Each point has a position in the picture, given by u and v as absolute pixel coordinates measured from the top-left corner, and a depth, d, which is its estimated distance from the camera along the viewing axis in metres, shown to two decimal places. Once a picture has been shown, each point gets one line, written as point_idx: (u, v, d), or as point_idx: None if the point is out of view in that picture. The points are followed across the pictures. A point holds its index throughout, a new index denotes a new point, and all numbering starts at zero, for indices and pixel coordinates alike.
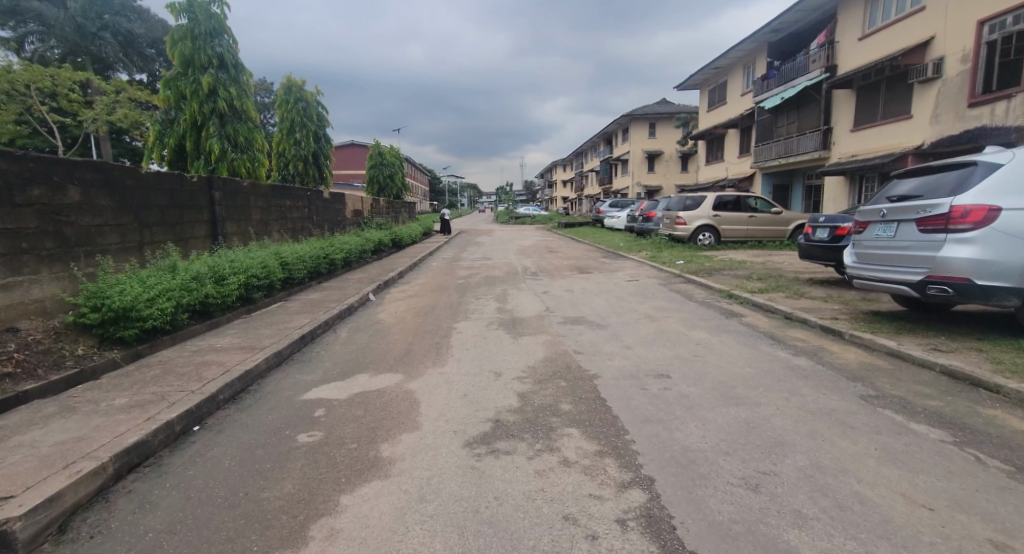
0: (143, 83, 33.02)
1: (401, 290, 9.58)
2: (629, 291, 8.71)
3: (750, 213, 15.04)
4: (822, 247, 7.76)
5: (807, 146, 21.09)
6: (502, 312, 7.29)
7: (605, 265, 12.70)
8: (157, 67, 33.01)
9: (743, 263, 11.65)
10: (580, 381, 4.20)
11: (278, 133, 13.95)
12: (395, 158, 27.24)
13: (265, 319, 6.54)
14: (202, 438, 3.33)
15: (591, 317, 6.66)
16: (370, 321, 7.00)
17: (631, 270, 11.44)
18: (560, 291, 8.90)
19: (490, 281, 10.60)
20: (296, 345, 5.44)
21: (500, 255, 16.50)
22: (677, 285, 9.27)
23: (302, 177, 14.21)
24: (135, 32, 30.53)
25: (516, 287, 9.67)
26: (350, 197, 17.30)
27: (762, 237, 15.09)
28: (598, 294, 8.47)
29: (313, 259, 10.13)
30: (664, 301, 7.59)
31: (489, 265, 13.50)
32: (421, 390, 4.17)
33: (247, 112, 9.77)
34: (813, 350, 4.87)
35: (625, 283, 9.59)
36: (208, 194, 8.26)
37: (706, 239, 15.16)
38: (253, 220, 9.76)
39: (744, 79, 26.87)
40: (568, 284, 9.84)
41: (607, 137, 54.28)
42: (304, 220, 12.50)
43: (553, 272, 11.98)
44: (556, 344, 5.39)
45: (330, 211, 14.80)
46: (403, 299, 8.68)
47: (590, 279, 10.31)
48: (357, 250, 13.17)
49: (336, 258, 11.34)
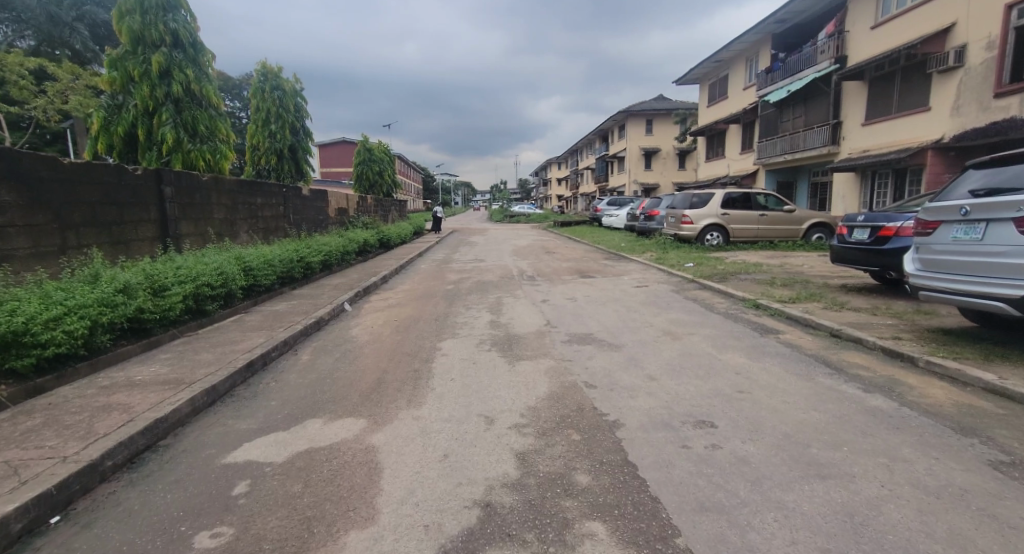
0: None
1: (383, 298, 8.53)
2: (640, 300, 7.69)
3: (760, 211, 14.09)
4: (861, 249, 6.83)
5: (814, 141, 20.21)
6: (496, 326, 6.27)
7: (608, 268, 11.72)
8: None
9: (759, 266, 10.70)
10: (598, 434, 3.17)
11: (253, 124, 12.89)
12: (384, 153, 26.10)
13: (212, 339, 5.46)
14: (52, 542, 2.25)
15: (600, 334, 5.65)
16: (341, 339, 5.95)
17: (637, 274, 10.46)
18: (561, 300, 7.88)
19: (483, 287, 9.57)
20: (239, 375, 4.37)
21: (494, 256, 15.47)
22: (693, 292, 8.27)
23: (277, 172, 13.13)
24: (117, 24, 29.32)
25: (512, 295, 8.65)
26: (333, 194, 16.20)
27: (774, 237, 14.15)
28: (606, 304, 7.45)
29: (284, 262, 9.07)
30: (683, 313, 6.59)
31: (481, 269, 12.44)
32: (385, 448, 3.12)
33: (207, 97, 8.68)
34: (886, 383, 3.87)
35: (633, 290, 8.58)
36: (156, 190, 7.17)
37: (714, 239, 14.22)
38: (214, 220, 8.67)
39: (747, 73, 25.98)
40: (571, 291, 8.83)
41: (603, 134, 53.28)
42: (278, 219, 11.42)
43: (552, 276, 10.96)
44: (562, 374, 4.36)
45: (311, 209, 13.70)
46: (383, 310, 7.62)
47: (594, 285, 9.30)
48: (337, 252, 12.11)
49: (312, 261, 10.28)
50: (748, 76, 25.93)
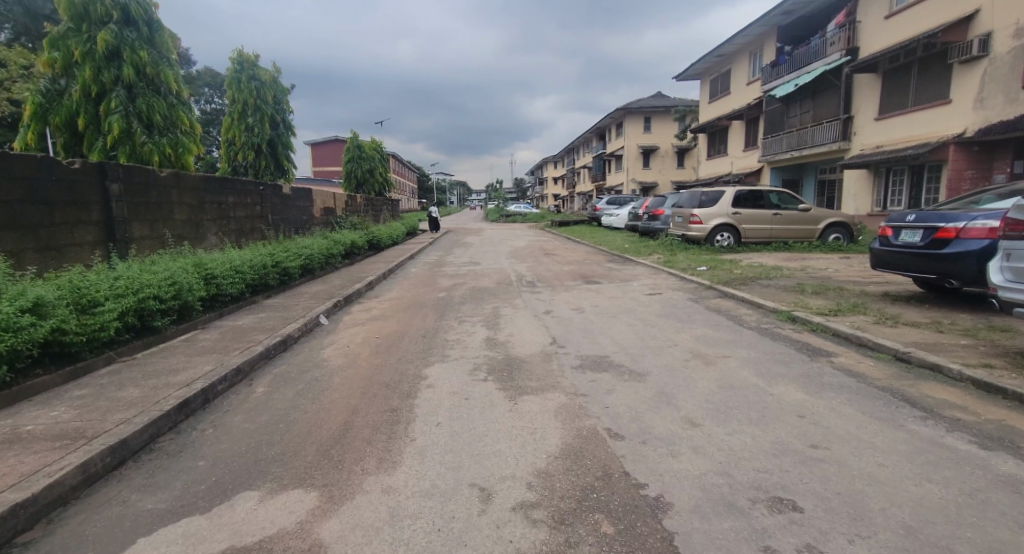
0: None
1: (366, 310, 7.58)
2: (655, 311, 6.76)
3: (773, 210, 13.23)
4: (911, 254, 5.98)
5: (824, 137, 19.39)
6: (492, 346, 5.34)
7: (614, 272, 10.81)
8: None
9: (778, 270, 9.85)
10: (640, 526, 2.24)
11: (228, 117, 11.90)
12: (375, 151, 25.09)
13: (148, 366, 4.49)
14: None
15: (617, 358, 4.72)
16: (307, 364, 4.99)
17: (647, 280, 9.57)
18: (566, 312, 6.96)
19: (478, 295, 8.65)
20: (164, 419, 3.39)
21: (490, 258, 14.56)
22: (713, 302, 7.35)
23: (255, 168, 12.15)
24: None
25: (510, 304, 7.72)
26: (319, 194, 15.24)
27: (788, 237, 13.28)
28: (617, 317, 6.53)
29: (255, 269, 8.12)
30: (709, 328, 5.68)
31: (476, 273, 11.51)
32: (336, 549, 2.18)
33: (166, 84, 7.72)
34: (1000, 432, 2.97)
35: (645, 299, 7.66)
36: (100, 187, 6.20)
37: (724, 240, 13.35)
38: (174, 221, 7.69)
39: (750, 67, 25.19)
40: (576, 299, 7.91)
41: (601, 133, 52.42)
42: (253, 220, 10.45)
43: (553, 282, 10.04)
44: (577, 419, 3.43)
45: (291, 209, 12.72)
46: (363, 324, 6.67)
47: (600, 293, 8.40)
48: (319, 255, 11.17)
49: (289, 267, 9.33)
50: (752, 70, 25.13)
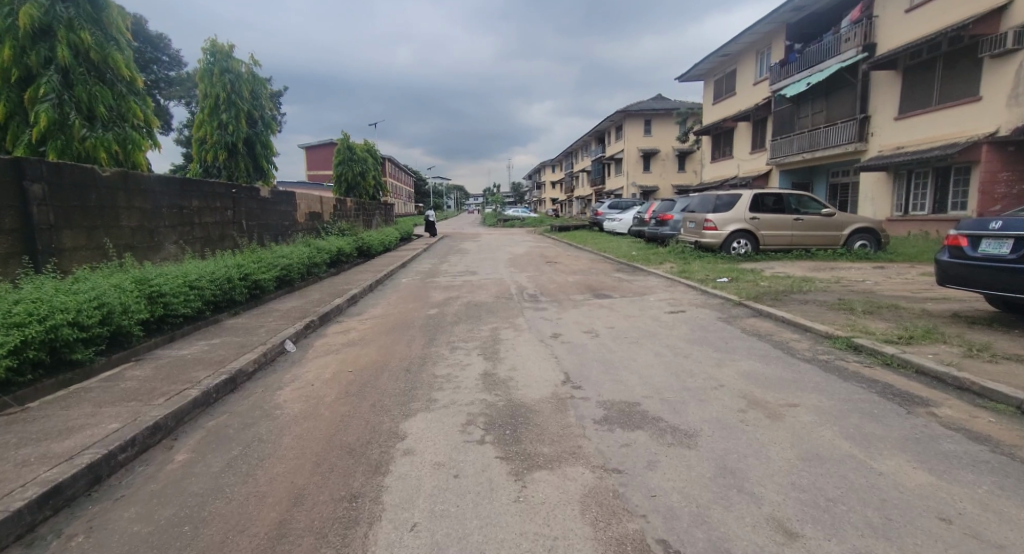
0: None
1: (344, 333, 6.50)
2: (684, 336, 5.71)
3: (795, 215, 12.24)
4: (997, 269, 4.95)
5: (838, 138, 18.46)
6: (489, 388, 4.26)
7: (625, 284, 9.79)
8: None
9: (809, 282, 8.84)
10: None
11: (199, 113, 10.83)
12: (367, 154, 24.02)
13: (36, 422, 3.38)
14: None
15: (651, 408, 3.66)
16: (254, 413, 3.90)
17: (663, 293, 8.54)
18: (577, 336, 5.90)
19: (473, 312, 7.61)
20: (6, 527, 2.29)
21: (487, 267, 13.52)
22: (747, 322, 6.30)
23: (230, 169, 11.11)
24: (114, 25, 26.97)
25: (511, 325, 6.67)
26: (303, 198, 14.18)
27: (810, 244, 12.29)
28: (639, 344, 5.48)
29: (217, 284, 7.04)
30: (756, 362, 4.61)
31: (472, 285, 10.47)
32: None
33: (113, 69, 6.62)
34: None
35: (668, 319, 6.60)
36: (16, 188, 5.14)
37: (741, 248, 12.36)
38: (120, 229, 6.61)
39: (757, 67, 24.32)
40: (586, 318, 6.86)
41: (600, 136, 51.47)
42: (223, 226, 9.38)
43: (559, 295, 9.00)
44: (617, 522, 2.35)
45: (270, 214, 11.64)
46: (335, 354, 5.59)
47: (614, 310, 7.35)
48: (297, 265, 10.12)
49: (260, 280, 8.25)
50: (759, 70, 24.26)
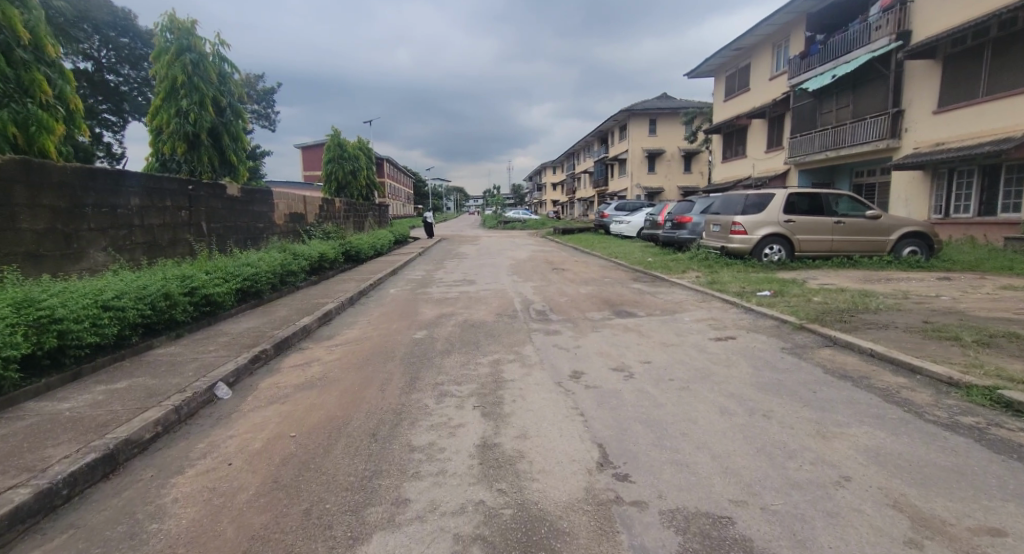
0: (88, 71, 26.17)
1: (303, 369, 5.05)
2: (746, 378, 4.27)
3: (835, 217, 10.82)
4: None
5: (866, 134, 17.11)
6: (488, 479, 2.81)
7: (648, 299, 8.38)
8: (94, 47, 25.80)
9: (872, 295, 7.45)
10: None
11: (155, 99, 9.41)
12: (359, 152, 22.57)
13: None
14: None
15: (758, 537, 2.21)
16: (111, 528, 2.44)
17: (697, 311, 7.12)
18: (604, 377, 4.48)
19: (470, 336, 6.20)
20: None
21: (486, 275, 12.10)
22: (821, 355, 4.87)
23: (191, 164, 9.73)
24: (106, 19, 25.59)
25: (517, 357, 5.23)
26: (284, 197, 12.77)
27: (853, 250, 10.88)
28: (692, 392, 4.05)
29: (148, 303, 5.63)
30: (876, 430, 3.15)
31: (470, 298, 9.04)
32: None
33: (9, 30, 5.15)
34: None
35: (716, 350, 5.16)
36: None
37: (774, 254, 10.95)
38: (18, 233, 5.26)
39: (774, 60, 22.97)
40: (611, 348, 5.43)
41: (603, 137, 50.00)
42: (176, 228, 7.99)
43: (572, 312, 7.58)
44: None
45: (239, 215, 10.22)
46: (280, 403, 4.13)
47: (643, 335, 5.93)
48: (265, 275, 8.69)
49: (212, 293, 6.83)
50: (776, 64, 22.92)
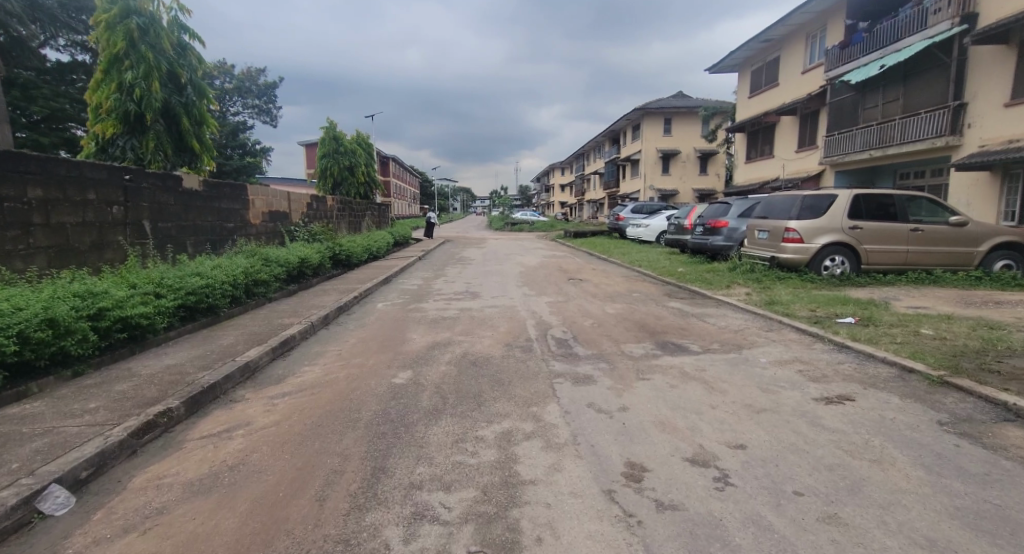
0: (87, 63, 23.61)
1: (213, 445, 3.34)
2: (932, 495, 2.50)
3: (912, 225, 9.05)
4: None
5: (919, 131, 15.27)
6: None
7: (695, 325, 6.65)
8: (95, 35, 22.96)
9: (999, 326, 5.68)
10: None
11: (97, 71, 7.96)
12: (356, 147, 20.94)
13: None
14: None
15: None
16: None
17: (771, 347, 5.38)
18: (681, 484, 2.72)
19: (469, 385, 4.47)
20: None
21: (493, 285, 10.41)
22: (1012, 438, 3.11)
23: (137, 150, 8.19)
24: None
25: (538, 431, 3.50)
26: (262, 193, 11.13)
27: (931, 263, 9.13)
28: (855, 530, 2.28)
29: (19, 334, 4.02)
30: None
31: (472, 318, 7.33)
32: None
33: None
34: None
35: (840, 423, 3.40)
36: None
37: (837, 267, 9.17)
38: None
39: (808, 52, 21.16)
40: (677, 415, 3.67)
41: (615, 137, 48.13)
42: (104, 229, 6.37)
43: (603, 343, 5.84)
44: None
45: (200, 214, 8.61)
46: (138, 532, 2.42)
47: (714, 390, 4.16)
48: (220, 288, 7.04)
49: (134, 315, 5.22)
50: (811, 56, 21.10)
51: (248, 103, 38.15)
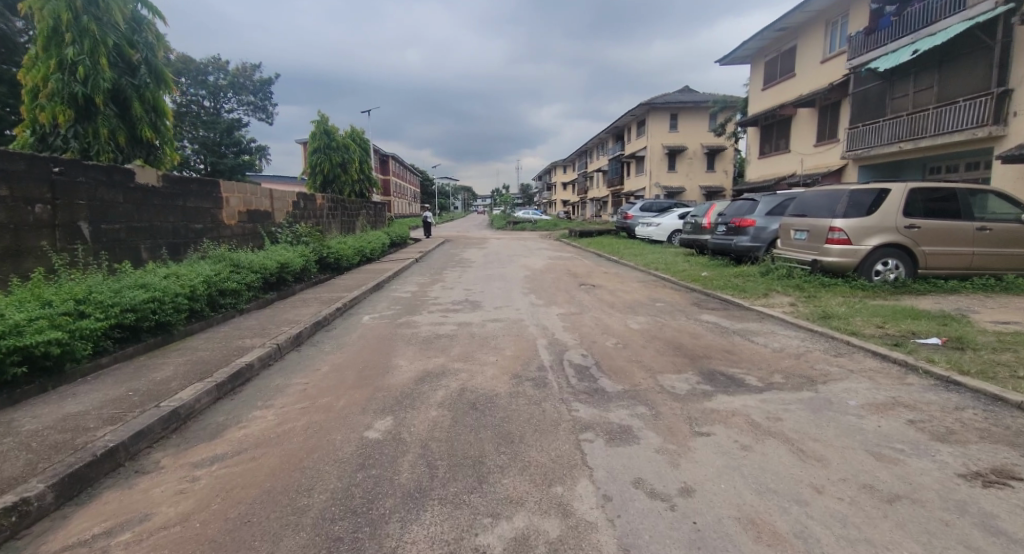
0: None
1: None
2: None
3: (976, 224, 7.89)
4: None
5: (958, 121, 14.05)
6: None
7: (742, 346, 5.46)
8: None
9: None
10: None
11: (33, 48, 6.77)
12: (348, 141, 19.71)
13: None
14: None
15: None
16: None
17: (852, 382, 4.19)
18: None
19: (465, 444, 3.28)
20: None
21: (495, 294, 9.23)
22: None
23: (82, 139, 7.00)
24: None
25: (568, 539, 2.32)
26: (238, 190, 9.96)
27: (997, 268, 8.01)
28: None
29: None
30: None
31: (472, 337, 6.15)
32: None
33: None
34: None
35: None
36: None
37: (890, 271, 7.99)
38: None
39: (828, 40, 19.93)
40: (770, 508, 2.49)
41: (619, 133, 46.83)
42: (19, 233, 5.20)
43: (635, 374, 4.65)
44: None
45: (157, 214, 7.43)
46: None
47: (807, 456, 2.99)
48: (174, 301, 5.88)
49: (38, 346, 4.06)
50: (831, 44, 19.86)
51: (242, 100, 36.75)
